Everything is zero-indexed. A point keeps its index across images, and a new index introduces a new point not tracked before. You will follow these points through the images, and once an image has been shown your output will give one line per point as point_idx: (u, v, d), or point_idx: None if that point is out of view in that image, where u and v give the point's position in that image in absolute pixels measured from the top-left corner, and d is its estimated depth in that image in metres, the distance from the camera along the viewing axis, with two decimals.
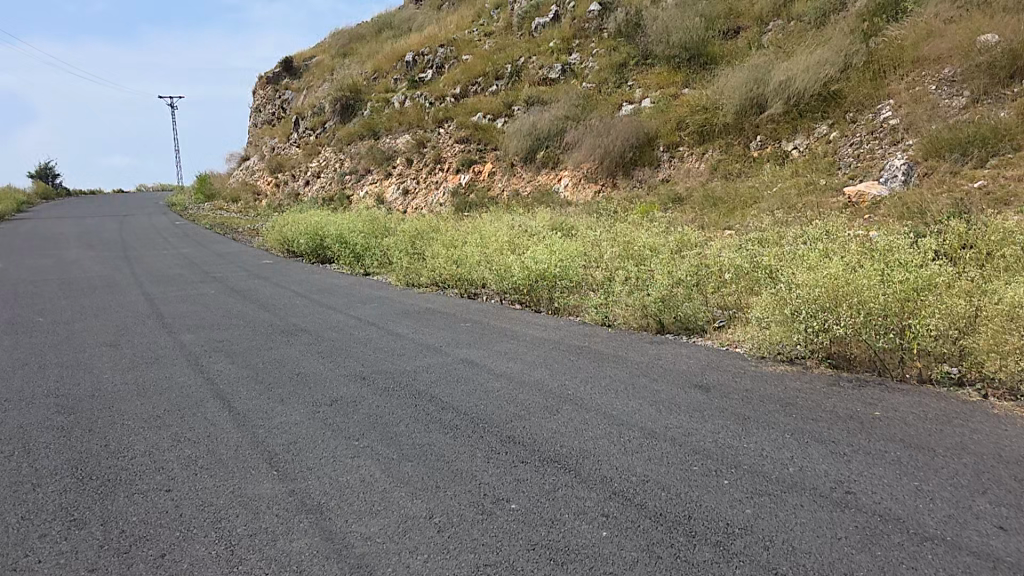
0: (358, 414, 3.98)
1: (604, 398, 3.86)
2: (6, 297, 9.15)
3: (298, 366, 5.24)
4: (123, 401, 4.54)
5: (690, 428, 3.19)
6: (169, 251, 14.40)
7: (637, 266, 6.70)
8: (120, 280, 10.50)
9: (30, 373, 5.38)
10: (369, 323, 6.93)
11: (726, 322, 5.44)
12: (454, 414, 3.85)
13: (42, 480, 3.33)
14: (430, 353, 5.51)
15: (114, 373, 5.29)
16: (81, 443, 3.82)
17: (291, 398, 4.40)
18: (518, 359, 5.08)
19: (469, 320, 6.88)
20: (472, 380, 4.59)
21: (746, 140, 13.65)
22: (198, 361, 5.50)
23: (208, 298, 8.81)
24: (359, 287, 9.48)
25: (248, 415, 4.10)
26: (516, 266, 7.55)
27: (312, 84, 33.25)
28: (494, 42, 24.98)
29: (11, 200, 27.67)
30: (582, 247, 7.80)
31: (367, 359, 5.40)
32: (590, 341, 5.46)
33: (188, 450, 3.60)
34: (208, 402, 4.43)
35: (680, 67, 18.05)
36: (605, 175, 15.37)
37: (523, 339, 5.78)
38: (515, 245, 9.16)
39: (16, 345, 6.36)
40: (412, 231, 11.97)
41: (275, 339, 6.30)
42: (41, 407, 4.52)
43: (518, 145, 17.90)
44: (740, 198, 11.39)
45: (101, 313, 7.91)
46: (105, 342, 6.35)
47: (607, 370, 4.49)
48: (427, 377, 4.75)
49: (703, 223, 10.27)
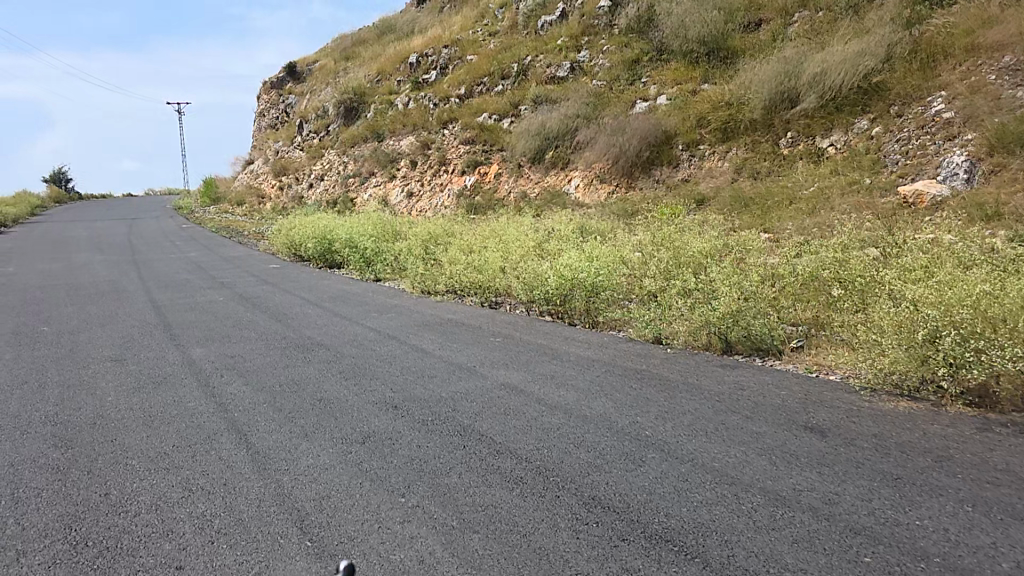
0: (397, 457, 3.32)
1: (694, 444, 3.27)
2: (9, 304, 8.51)
3: (320, 390, 4.57)
4: (128, 433, 3.77)
5: (828, 493, 2.64)
6: (177, 255, 13.79)
7: (691, 276, 5.98)
8: (127, 286, 9.87)
9: (28, 393, 4.60)
10: (389, 338, 6.26)
11: (805, 342, 4.92)
12: (515, 461, 3.18)
13: (28, 545, 2.60)
14: (463, 377, 4.79)
15: (118, 395, 4.54)
16: (78, 489, 3.06)
17: (316, 433, 3.72)
18: (570, 385, 4.40)
19: (500, 335, 6.20)
20: (523, 412, 3.91)
21: (776, 136, 13.16)
22: (209, 383, 4.81)
23: (216, 307, 8.16)
24: (372, 295, 8.84)
25: (268, 457, 3.42)
26: (549, 273, 6.88)
27: (317, 87, 32.59)
28: (501, 41, 24.30)
29: (24, 205, 27.30)
30: (619, 252, 7.13)
31: (395, 382, 4.72)
32: (649, 364, 4.81)
33: (203, 504, 2.89)
34: (222, 436, 3.73)
35: (699, 61, 17.47)
36: (620, 175, 14.72)
37: (568, 359, 5.09)
38: (545, 250, 8.46)
39: (16, 359, 5.62)
40: (425, 234, 11.25)
41: (291, 355, 5.65)
42: (36, 439, 3.69)
43: (527, 146, 17.26)
44: (775, 199, 10.93)
45: (108, 322, 7.27)
46: (108, 357, 5.65)
47: (684, 404, 3.86)
48: (468, 407, 4.04)
49: (740, 226, 9.65)
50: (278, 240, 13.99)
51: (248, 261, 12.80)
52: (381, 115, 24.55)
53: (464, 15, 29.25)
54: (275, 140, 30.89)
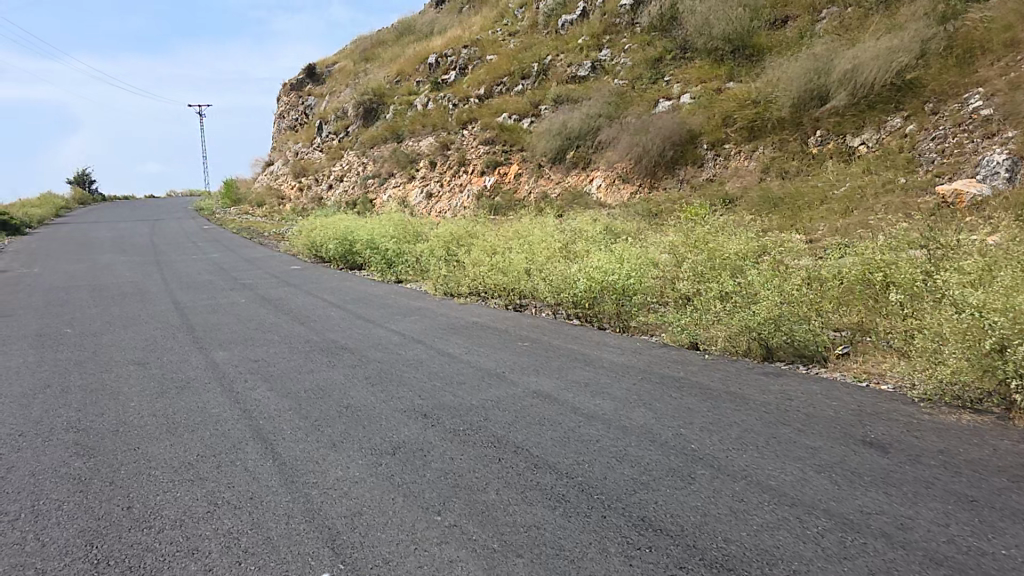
0: (430, 470, 3.16)
1: (746, 459, 3.14)
2: (33, 305, 8.48)
3: (346, 396, 4.44)
4: (151, 441, 3.64)
5: (901, 516, 2.54)
6: (198, 256, 13.77)
7: (727, 279, 5.77)
8: (149, 287, 9.84)
9: (50, 398, 4.50)
10: (415, 341, 6.13)
11: (851, 349, 4.82)
12: (555, 476, 3.02)
13: (47, 564, 2.47)
14: (494, 383, 4.62)
15: (143, 400, 4.44)
16: (100, 502, 2.94)
17: (344, 443, 3.57)
18: (606, 394, 4.22)
19: (528, 339, 6.02)
20: (560, 423, 3.73)
21: (804, 135, 12.94)
22: (234, 388, 4.72)
23: (239, 309, 8.08)
24: (395, 296, 8.75)
25: (295, 468, 3.27)
26: (577, 275, 6.71)
27: (337, 88, 32.65)
28: (521, 41, 24.19)
29: (49, 206, 27.56)
30: (649, 253, 6.91)
31: (423, 389, 4.56)
32: (687, 372, 4.63)
33: (229, 520, 2.75)
34: (247, 444, 3.59)
35: (724, 59, 17.27)
36: (643, 175, 14.48)
37: (601, 366, 4.90)
38: (572, 251, 8.26)
39: (40, 362, 5.54)
40: (447, 235, 10.92)
41: (314, 359, 5.52)
42: (57, 448, 3.58)
43: (548, 146, 17.06)
44: (805, 199, 10.70)
45: (131, 324, 7.19)
46: (132, 360, 5.57)
47: (731, 415, 3.72)
48: (501, 416, 3.88)
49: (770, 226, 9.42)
50: (299, 241, 13.95)
51: (269, 262, 12.75)
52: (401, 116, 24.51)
53: (484, 15, 29.19)
54: (296, 141, 30.98)
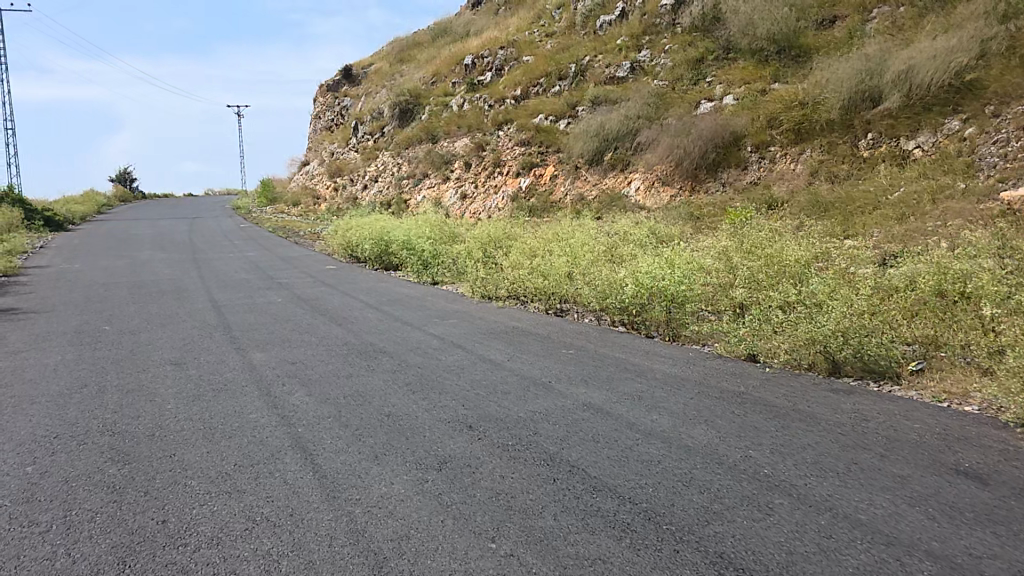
0: (480, 490, 2.93)
1: (828, 488, 2.86)
2: (73, 301, 8.50)
3: (387, 404, 4.24)
4: (187, 448, 3.49)
5: (1019, 562, 2.24)
6: (235, 254, 13.80)
7: (787, 288, 5.46)
8: (186, 285, 9.82)
9: (87, 398, 4.40)
10: (454, 346, 5.93)
11: (925, 365, 4.45)
12: (618, 502, 2.77)
13: None
14: (541, 394, 4.38)
15: (179, 403, 4.30)
16: (134, 515, 2.78)
17: (387, 456, 3.37)
18: (663, 409, 3.97)
19: (572, 346, 5.77)
20: (616, 440, 3.48)
21: (855, 138, 12.47)
22: (272, 391, 4.57)
23: (276, 309, 7.99)
24: (432, 298, 8.57)
25: (337, 482, 3.07)
26: (625, 280, 6.44)
27: (373, 89, 32.80)
28: (558, 41, 23.98)
29: (91, 203, 28.12)
30: (698, 258, 6.61)
31: (467, 398, 4.34)
32: (747, 386, 4.34)
33: (268, 540, 2.56)
34: (286, 454, 3.41)
35: (769, 60, 16.85)
36: (684, 178, 14.12)
37: (654, 378, 4.63)
38: (616, 256, 7.98)
39: (78, 360, 5.47)
40: (484, 236, 10.78)
41: (353, 363, 5.35)
42: (92, 453, 3.45)
43: (585, 147, 16.76)
44: (857, 204, 10.26)
45: (169, 323, 7.12)
46: (169, 360, 5.46)
47: (803, 438, 3.44)
48: (552, 431, 3.64)
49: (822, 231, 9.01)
50: (334, 241, 13.87)
51: (305, 262, 12.70)
52: (436, 117, 24.48)
53: (520, 16, 29.05)
54: (331, 142, 31.18)
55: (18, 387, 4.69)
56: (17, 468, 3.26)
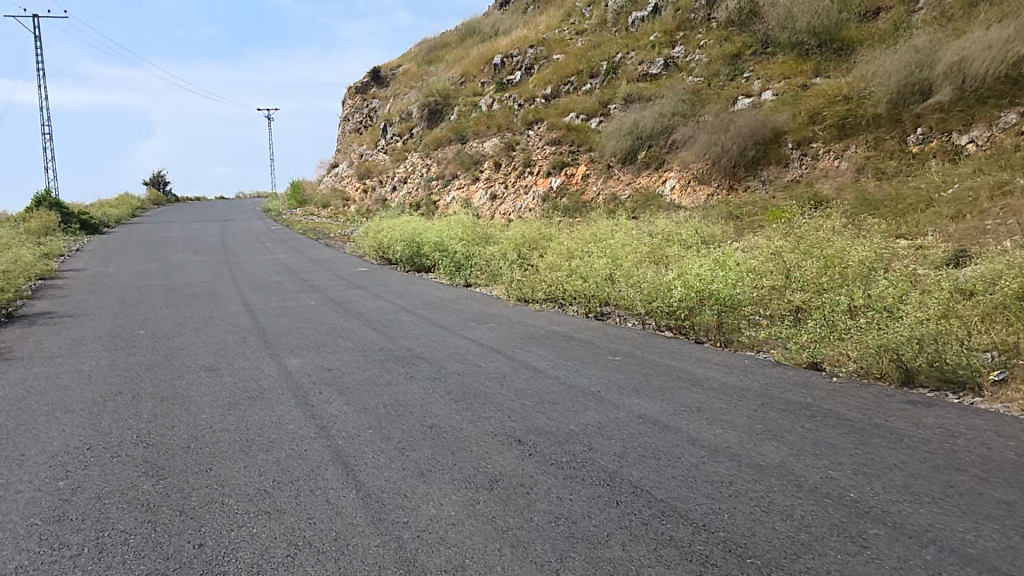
0: (538, 513, 2.69)
1: (927, 517, 2.58)
2: (107, 305, 8.47)
3: (429, 415, 4.03)
4: (223, 462, 3.31)
5: None
6: (267, 256, 13.77)
7: (850, 292, 5.16)
8: (220, 288, 9.77)
9: (121, 406, 4.27)
10: (494, 351, 5.72)
11: (1009, 374, 4.05)
12: (692, 530, 2.51)
13: None
14: (591, 403, 4.14)
15: (213, 412, 4.15)
16: (169, 538, 2.60)
17: (434, 473, 3.15)
18: (726, 423, 3.73)
19: (618, 352, 5.51)
20: (680, 458, 3.23)
21: (903, 133, 12.02)
22: (309, 400, 4.39)
23: (309, 312, 7.87)
24: (468, 301, 8.38)
25: (382, 502, 2.86)
26: (673, 283, 6.20)
27: (401, 90, 32.81)
28: (589, 39, 23.70)
29: (126, 206, 28.53)
30: (749, 260, 6.32)
31: (512, 408, 4.11)
32: (814, 397, 4.12)
33: (312, 570, 2.35)
34: (327, 470, 3.21)
35: (810, 55, 16.40)
36: (722, 176, 13.74)
37: (711, 389, 4.37)
38: (658, 257, 7.67)
39: (112, 365, 5.37)
40: (519, 236, 10.57)
41: (390, 370, 5.15)
42: (126, 466, 3.29)
43: (618, 146, 16.45)
44: (908, 201, 9.84)
45: (203, 327, 7.03)
46: (203, 366, 5.33)
47: (888, 457, 3.15)
48: (608, 446, 3.39)
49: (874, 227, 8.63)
50: (366, 243, 13.77)
51: (337, 264, 12.60)
52: (466, 117, 24.34)
53: (550, 15, 28.82)
54: (360, 143, 31.25)
55: (51, 394, 4.57)
56: (49, 483, 3.11)
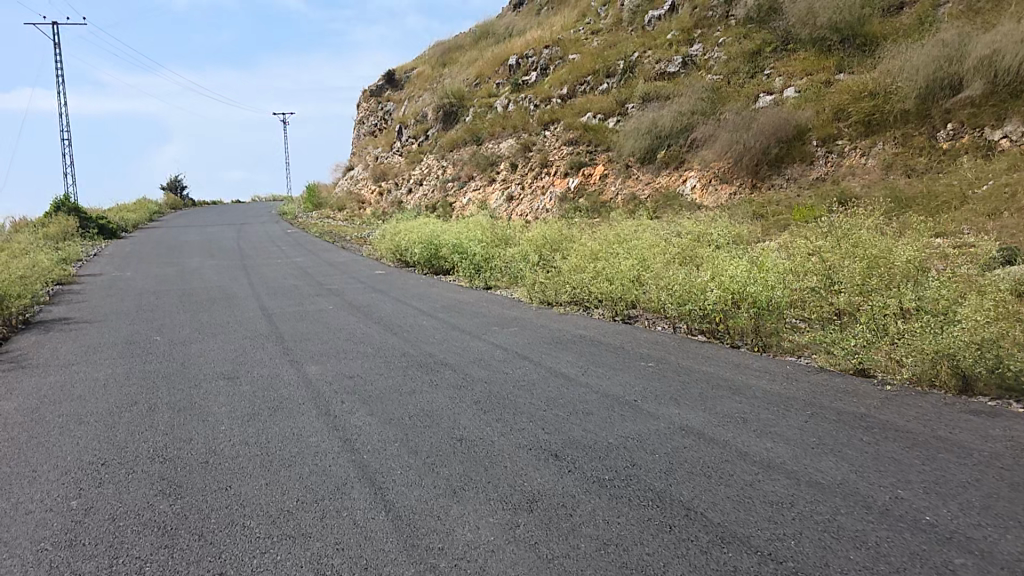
0: (584, 539, 2.47)
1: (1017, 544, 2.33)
2: (124, 310, 8.35)
3: (457, 426, 3.82)
4: (243, 480, 3.12)
5: None
6: (284, 260, 13.67)
7: (897, 295, 4.91)
8: (237, 292, 9.64)
9: (137, 418, 4.10)
10: (520, 357, 5.51)
11: None
12: (758, 560, 2.28)
13: None
14: (628, 414, 3.92)
15: (232, 423, 3.97)
16: (186, 565, 2.42)
17: (467, 491, 2.94)
18: (776, 435, 3.49)
19: (651, 358, 5.28)
20: (732, 475, 3.00)
21: (931, 130, 11.72)
22: (331, 410, 4.20)
23: (328, 316, 7.71)
24: (489, 304, 8.20)
25: (414, 525, 2.66)
26: (708, 285, 6.03)
27: (415, 92, 32.72)
28: (605, 39, 23.47)
29: (143, 211, 28.63)
30: (785, 261, 6.08)
31: (545, 419, 3.89)
32: (868, 407, 3.89)
33: None
34: (353, 488, 3.01)
35: (832, 50, 16.06)
36: (745, 175, 13.44)
37: (755, 398, 4.13)
38: (686, 258, 7.42)
39: (128, 374, 5.21)
40: (538, 237, 10.35)
41: (414, 377, 4.96)
42: (142, 483, 3.12)
43: (636, 145, 16.19)
44: (941, 198, 9.53)
45: (220, 333, 6.88)
46: (221, 374, 5.16)
47: (960, 475, 2.91)
48: (652, 462, 3.16)
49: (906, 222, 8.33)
50: (382, 246, 13.63)
51: (354, 266, 12.45)
52: (481, 118, 24.17)
53: (564, 15, 28.61)
54: (375, 146, 31.20)
55: (65, 405, 4.42)
56: (61, 503, 2.94)
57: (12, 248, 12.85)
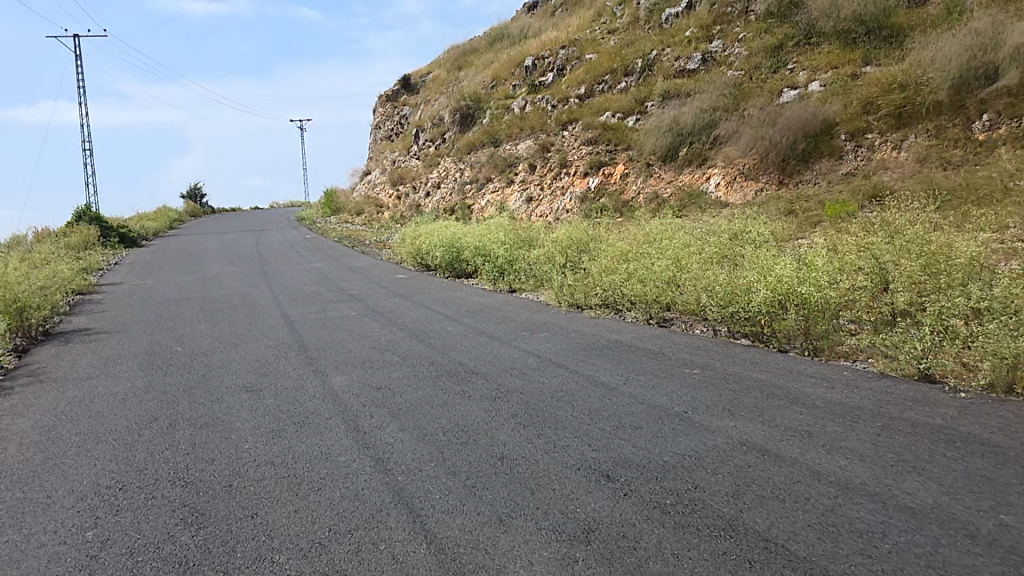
0: None
1: None
2: (143, 320, 8.18)
3: (496, 443, 3.55)
4: (270, 506, 2.88)
5: None
6: (304, 266, 13.48)
7: (960, 295, 4.60)
8: (257, 300, 9.46)
9: (157, 436, 3.88)
10: (554, 364, 5.24)
11: None
12: None
13: None
14: (680, 427, 3.63)
15: (256, 441, 3.74)
16: None
17: (515, 519, 2.67)
18: (848, 452, 3.20)
19: (696, 364, 4.97)
20: (810, 500, 2.71)
21: (966, 122, 11.34)
22: (360, 426, 3.95)
23: (351, 323, 7.49)
24: (516, 308, 7.92)
25: (460, 561, 2.39)
26: (752, 284, 5.76)
27: (431, 96, 32.54)
28: (622, 37, 23.17)
29: (162, 219, 28.68)
30: (832, 259, 5.76)
31: (591, 433, 3.62)
32: (944, 419, 3.57)
33: None
34: (389, 516, 2.75)
35: (857, 44, 15.65)
36: (773, 171, 13.04)
37: (815, 408, 3.83)
38: (722, 257, 7.10)
39: (147, 387, 5.01)
40: (564, 237, 10.07)
41: (445, 388, 4.69)
42: (162, 511, 2.89)
43: (658, 143, 15.82)
44: (982, 190, 9.14)
45: (242, 342, 6.67)
46: (244, 387, 4.95)
47: None
48: (717, 484, 2.87)
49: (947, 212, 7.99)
50: (403, 250, 13.41)
51: (374, 271, 12.24)
52: (498, 119, 23.94)
53: (579, 16, 28.36)
54: (392, 150, 31.08)
55: (83, 422, 4.21)
56: (76, 535, 2.71)
57: (32, 258, 12.77)
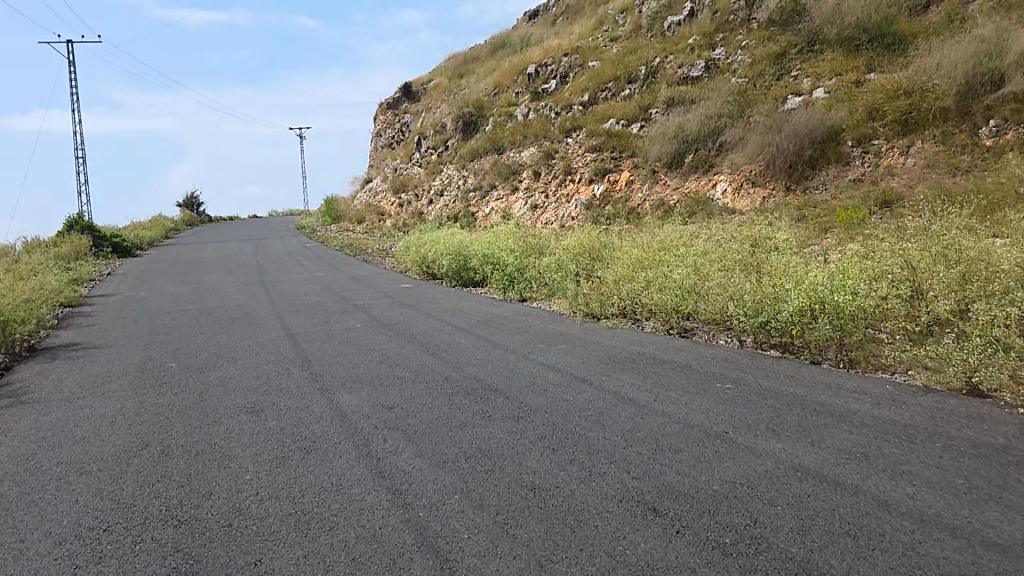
0: None
1: None
2: (138, 334, 7.89)
3: (524, 471, 3.27)
4: (277, 550, 2.60)
5: None
6: (305, 275, 13.20)
7: (1006, 303, 4.33)
8: (257, 311, 9.17)
9: (148, 465, 3.60)
10: (576, 379, 4.96)
11: None
12: None
13: None
14: (723, 451, 3.35)
15: (259, 470, 3.46)
16: None
17: (555, 564, 2.39)
18: (914, 477, 2.92)
19: (727, 378, 4.68)
20: (881, 537, 2.43)
21: (974, 127, 11.16)
22: (373, 451, 3.67)
23: (357, 337, 7.21)
24: (529, 318, 7.65)
25: None
26: (781, 293, 5.49)
27: (433, 103, 32.33)
28: (624, 45, 23.01)
29: (160, 228, 28.42)
30: (863, 265, 5.50)
31: (628, 458, 3.34)
32: (1007, 438, 3.30)
33: None
34: (413, 562, 2.47)
35: (861, 50, 15.49)
36: (779, 176, 12.78)
37: (866, 428, 3.54)
38: (741, 263, 6.85)
39: (139, 409, 4.72)
40: (577, 244, 9.81)
41: (464, 408, 4.41)
42: (152, 558, 2.61)
43: (663, 150, 15.60)
44: (994, 194, 8.92)
45: (242, 357, 6.39)
46: (244, 407, 4.66)
47: None
48: (776, 519, 2.59)
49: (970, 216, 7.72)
50: (407, 258, 13.13)
51: (378, 281, 11.96)
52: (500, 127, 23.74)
53: (580, 24, 28.18)
54: (393, 159, 30.85)
55: (68, 450, 3.92)
56: None
57: (27, 269, 12.49)
